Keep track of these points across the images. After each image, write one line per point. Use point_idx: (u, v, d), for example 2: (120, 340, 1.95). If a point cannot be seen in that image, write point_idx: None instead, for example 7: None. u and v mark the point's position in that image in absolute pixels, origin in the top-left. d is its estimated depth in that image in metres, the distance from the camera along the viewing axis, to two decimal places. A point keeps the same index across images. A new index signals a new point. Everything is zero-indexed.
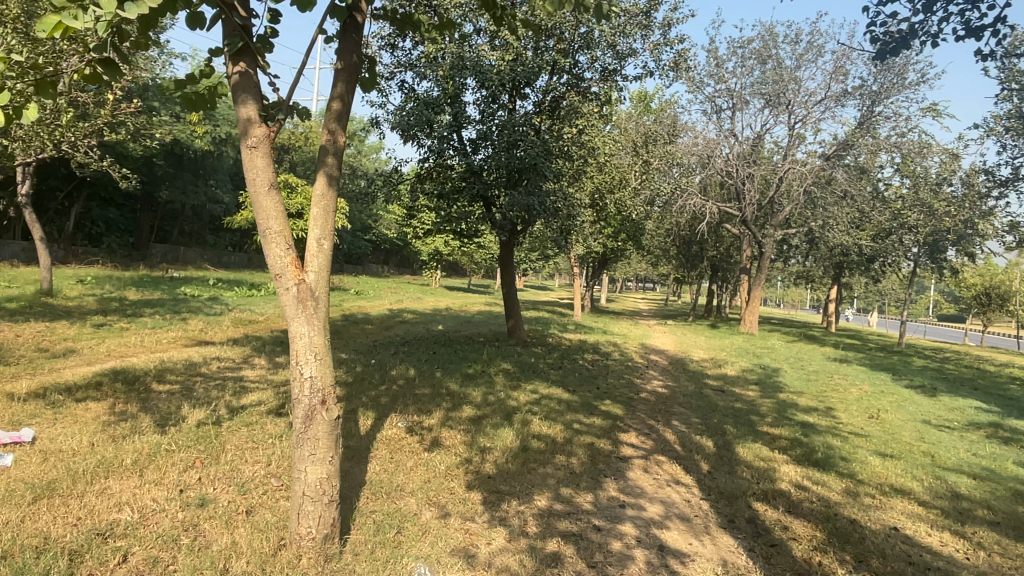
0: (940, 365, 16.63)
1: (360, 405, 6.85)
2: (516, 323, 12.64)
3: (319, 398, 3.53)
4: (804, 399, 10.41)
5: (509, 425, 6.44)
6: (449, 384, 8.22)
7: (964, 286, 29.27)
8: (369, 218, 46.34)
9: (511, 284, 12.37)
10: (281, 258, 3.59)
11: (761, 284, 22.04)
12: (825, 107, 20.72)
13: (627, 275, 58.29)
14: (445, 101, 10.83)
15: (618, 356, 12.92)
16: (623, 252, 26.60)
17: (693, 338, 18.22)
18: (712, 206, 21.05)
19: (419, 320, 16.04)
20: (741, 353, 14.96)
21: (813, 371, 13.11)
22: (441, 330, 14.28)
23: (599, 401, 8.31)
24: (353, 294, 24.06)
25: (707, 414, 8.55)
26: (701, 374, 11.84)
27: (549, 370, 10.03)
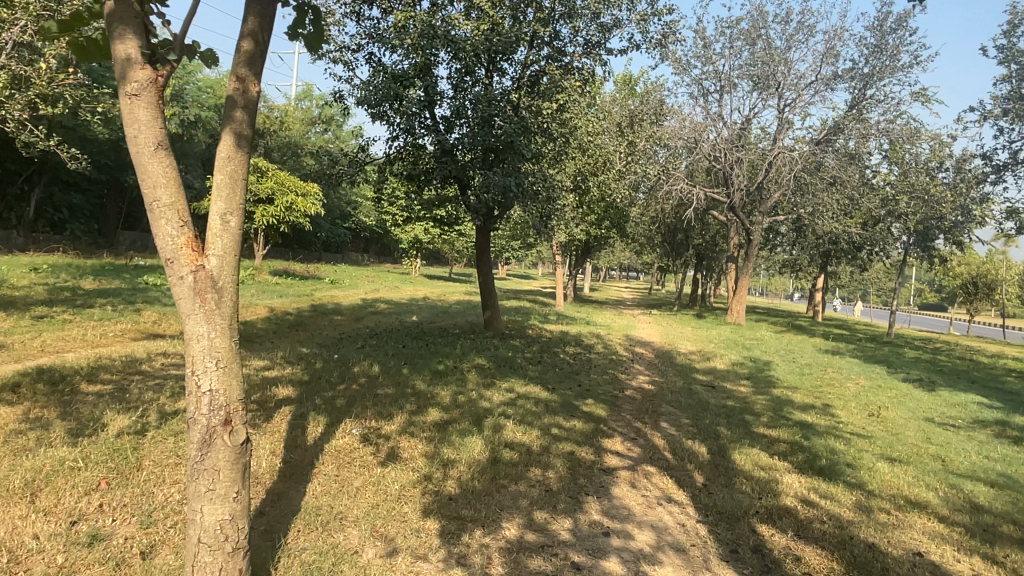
0: (932, 356, 16.12)
1: (311, 410, 6.06)
2: (493, 315, 11.89)
3: (220, 416, 2.76)
4: (799, 395, 9.76)
5: (478, 432, 5.69)
6: (415, 383, 7.44)
7: (951, 276, 28.89)
8: (347, 206, 45.25)
9: (487, 273, 11.58)
10: (172, 238, 2.80)
11: (748, 272, 21.40)
12: (815, 90, 20.08)
13: (611, 264, 57.73)
14: (415, 74, 10.01)
15: (602, 349, 12.20)
16: (607, 240, 25.89)
17: (679, 329, 17.57)
18: (699, 191, 20.37)
19: (393, 311, 15.22)
20: (729, 345, 14.32)
21: (806, 364, 12.48)
22: (414, 322, 13.49)
23: (580, 401, 7.58)
24: (327, 283, 23.14)
25: (697, 414, 7.86)
26: (689, 369, 11.15)
27: (527, 366, 9.27)
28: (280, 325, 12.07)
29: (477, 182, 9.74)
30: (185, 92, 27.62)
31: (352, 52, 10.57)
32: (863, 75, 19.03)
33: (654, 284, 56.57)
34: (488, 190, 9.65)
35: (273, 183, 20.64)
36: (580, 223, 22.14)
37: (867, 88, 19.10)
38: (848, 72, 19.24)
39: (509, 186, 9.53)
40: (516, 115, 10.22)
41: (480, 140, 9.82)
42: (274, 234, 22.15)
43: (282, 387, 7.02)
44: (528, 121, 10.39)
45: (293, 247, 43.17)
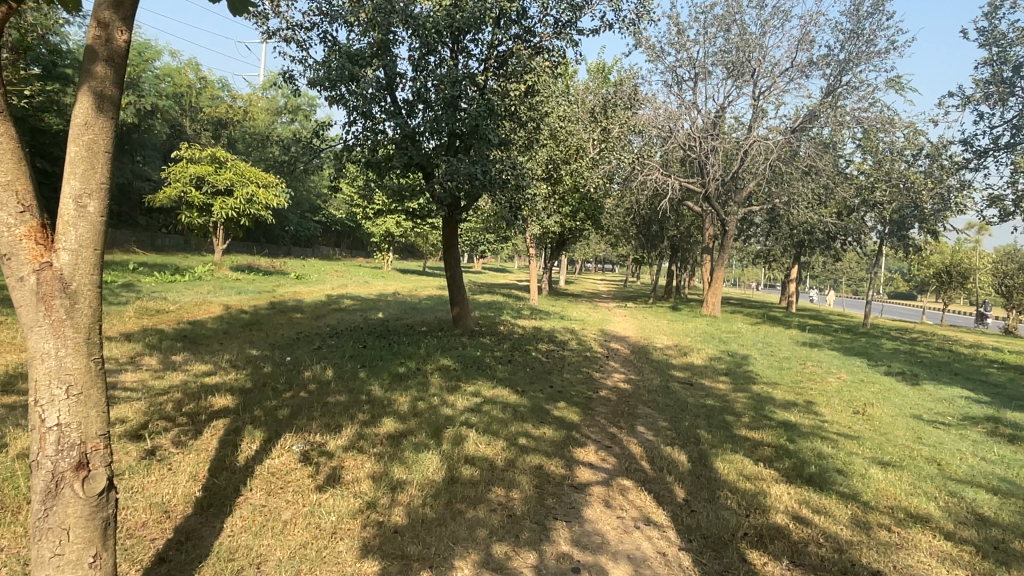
0: (911, 347, 15.86)
1: (248, 424, 5.38)
2: (461, 310, 11.25)
3: (72, 459, 2.21)
4: (781, 392, 9.30)
5: (436, 446, 5.08)
6: (370, 388, 6.80)
7: (924, 265, 28.88)
8: (316, 199, 44.23)
9: (455, 266, 10.92)
10: (8, 229, 2.16)
11: (723, 263, 20.99)
12: (791, 77, 19.68)
13: (586, 256, 57.34)
14: (372, 54, 9.32)
15: (575, 345, 11.63)
16: (581, 231, 25.32)
17: (655, 322, 17.09)
18: (674, 181, 19.89)
19: (357, 307, 14.48)
20: (706, 338, 13.85)
21: (785, 358, 12.05)
22: (378, 318, 12.80)
23: (550, 404, 6.99)
24: (292, 278, 22.26)
25: (676, 415, 7.33)
26: (667, 365, 10.63)
27: (495, 366, 8.66)
28: (233, 324, 11.31)
29: (441, 171, 9.06)
30: (142, 80, 26.42)
31: (305, 31, 9.81)
32: (840, 61, 18.65)
33: (630, 276, 56.28)
34: (453, 178, 8.97)
35: (233, 175, 19.71)
36: (554, 214, 21.52)
37: (844, 74, 18.73)
38: (825, 58, 18.84)
39: (476, 175, 8.87)
40: (482, 98, 9.56)
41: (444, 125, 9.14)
42: (235, 228, 21.22)
43: (220, 397, 6.32)
44: (495, 105, 9.73)
45: (261, 241, 42.00)
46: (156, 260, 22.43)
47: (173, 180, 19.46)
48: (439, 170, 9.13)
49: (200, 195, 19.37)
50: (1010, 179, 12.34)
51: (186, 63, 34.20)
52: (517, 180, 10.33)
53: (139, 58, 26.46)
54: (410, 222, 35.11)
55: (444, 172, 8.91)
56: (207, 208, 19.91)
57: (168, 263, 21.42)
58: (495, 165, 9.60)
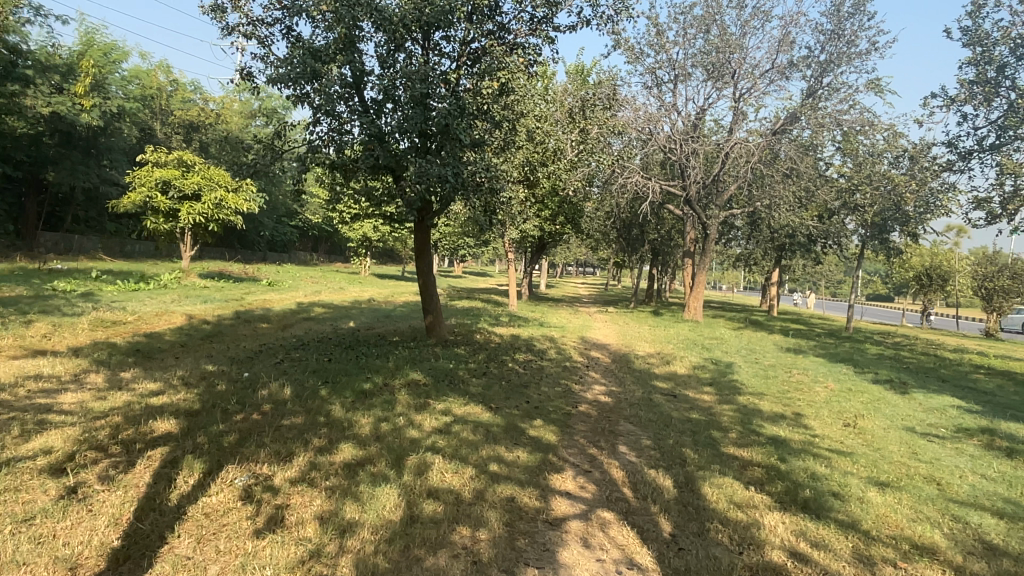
0: (894, 352, 15.63)
1: (189, 455, 4.86)
2: (435, 319, 10.74)
3: None
4: (767, 403, 8.92)
5: (396, 476, 4.59)
6: (331, 408, 6.29)
7: (904, 268, 28.85)
8: (293, 203, 43.44)
9: (428, 272, 10.42)
10: None
11: (705, 267, 20.65)
12: (772, 79, 19.46)
13: (567, 260, 57.04)
14: (337, 50, 8.80)
15: (554, 354, 11.16)
16: (561, 235, 24.91)
17: (637, 328, 16.69)
18: (655, 184, 19.54)
19: (328, 315, 13.92)
20: (690, 345, 13.45)
21: (770, 366, 11.70)
22: (348, 328, 12.24)
23: (526, 423, 6.51)
24: (263, 285, 21.59)
25: (659, 431, 6.89)
26: (649, 375, 10.21)
27: (469, 379, 8.17)
28: (194, 335, 10.70)
29: (410, 174, 8.52)
30: (109, 82, 25.61)
31: (266, 27, 9.28)
32: (821, 62, 18.44)
33: (611, 280, 56.06)
34: (422, 181, 8.41)
35: (201, 179, 19.02)
36: (532, 218, 21.07)
37: (825, 75, 18.53)
38: (806, 59, 18.63)
39: (449, 178, 8.33)
40: (453, 96, 9.07)
41: (412, 124, 8.64)
42: (204, 233, 20.52)
43: (162, 421, 5.76)
44: (467, 104, 9.24)
45: (235, 246, 41.11)
46: (122, 267, 21.64)
47: (138, 184, 18.73)
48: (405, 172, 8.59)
49: (167, 200, 18.65)
50: (996, 181, 12.13)
51: (156, 65, 33.59)
52: (493, 182, 9.83)
53: (107, 58, 25.82)
54: (388, 226, 34.53)
55: (412, 175, 8.34)
56: (174, 214, 19.20)
57: (133, 271, 20.66)
58: (469, 166, 9.11)
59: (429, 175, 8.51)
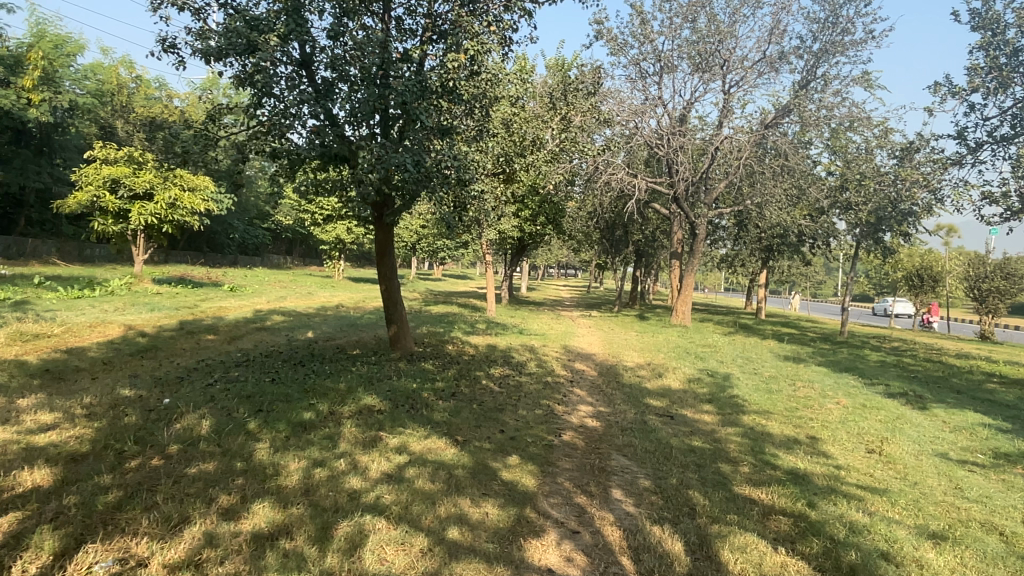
0: (897, 359, 14.64)
1: (43, 527, 3.61)
2: (398, 331, 9.49)
3: None
4: (777, 425, 7.84)
5: (317, 558, 3.37)
6: (257, 448, 5.05)
7: (894, 268, 28.07)
8: (264, 205, 41.95)
9: (391, 276, 9.22)
10: None
11: (694, 269, 19.52)
12: (762, 71, 18.49)
13: (549, 262, 55.99)
14: (278, 17, 7.53)
15: (534, 367, 9.97)
16: (542, 236, 23.75)
17: (623, 335, 15.57)
18: (640, 181, 18.46)
19: (285, 324, 12.61)
20: (681, 354, 12.35)
21: (772, 378, 10.61)
22: (305, 339, 10.99)
23: (498, 462, 5.33)
24: (225, 291, 20.20)
25: (660, 467, 5.76)
26: (641, 391, 9.07)
27: (434, 403, 6.97)
28: (123, 350, 9.37)
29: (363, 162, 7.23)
30: (61, 76, 23.89)
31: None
32: (815, 52, 17.48)
33: (591, 282, 55.15)
34: (377, 171, 7.12)
35: (154, 177, 17.58)
36: (511, 217, 19.86)
37: (819, 65, 17.54)
38: (798, 50, 17.68)
39: (411, 166, 7.06)
40: (415, 72, 7.82)
41: (367, 102, 7.37)
42: (159, 236, 19.05)
43: (30, 468, 4.50)
44: (431, 84, 8.00)
45: (203, 249, 39.47)
46: (71, 272, 20.13)
47: (84, 182, 17.27)
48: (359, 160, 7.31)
49: (115, 199, 17.20)
50: (1012, 173, 11.16)
51: (118, 61, 32.00)
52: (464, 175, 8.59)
53: (59, 51, 23.90)
54: (362, 228, 33.17)
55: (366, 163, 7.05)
56: (125, 214, 17.74)
57: (80, 276, 19.15)
58: (438, 155, 7.86)
59: (388, 163, 7.22)
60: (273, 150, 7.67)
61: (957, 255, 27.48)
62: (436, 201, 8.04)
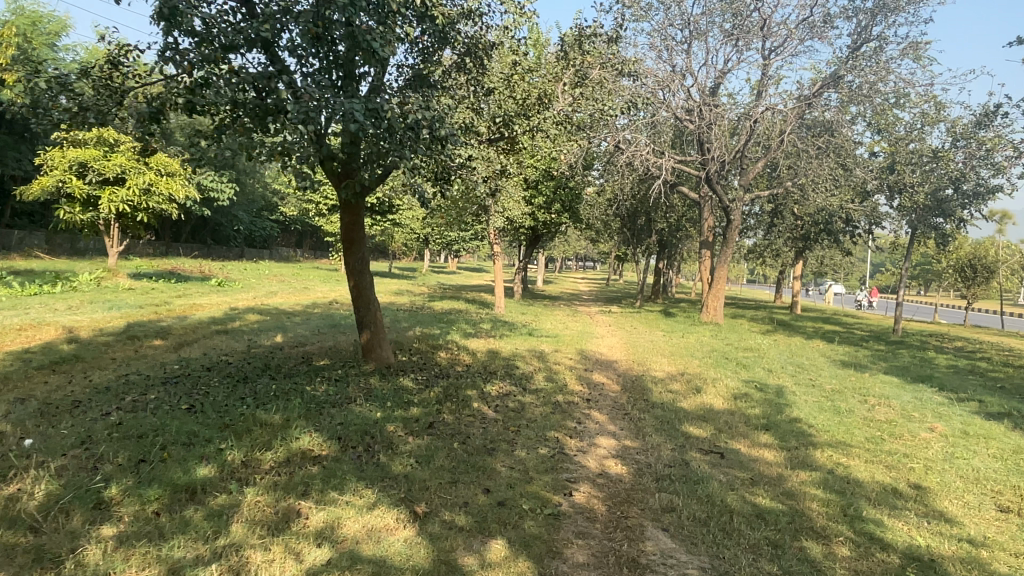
0: (971, 364, 12.51)
1: None
2: (371, 338, 7.54)
3: None
4: (863, 467, 5.86)
5: None
6: (91, 543, 3.20)
7: (943, 259, 25.62)
8: (269, 195, 40.33)
9: (361, 270, 7.31)
10: None
11: (727, 260, 17.38)
12: (803, 37, 16.33)
13: (567, 253, 53.78)
14: None
15: (542, 382, 8.04)
16: (557, 225, 21.70)
17: (649, 336, 13.59)
18: (667, 161, 16.38)
19: (253, 326, 10.75)
20: (720, 361, 10.33)
21: (838, 396, 8.58)
22: (268, 345, 9.14)
23: (470, 557, 3.44)
24: (210, 287, 18.43)
25: (720, 554, 3.82)
26: (678, 415, 7.12)
27: (399, 444, 5.08)
28: (33, 361, 7.59)
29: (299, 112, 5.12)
30: (42, 56, 22.47)
31: None
32: (869, 9, 15.27)
33: (609, 275, 52.90)
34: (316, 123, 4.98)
35: (126, 160, 15.81)
36: (521, 203, 17.90)
37: (872, 25, 15.30)
38: (847, 10, 15.52)
39: (368, 116, 4.93)
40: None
41: (305, 29, 5.29)
42: (135, 226, 17.32)
43: None
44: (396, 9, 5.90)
45: (207, 243, 38.02)
46: (43, 266, 18.51)
47: (49, 166, 15.58)
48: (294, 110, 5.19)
49: (83, 184, 15.48)
50: None
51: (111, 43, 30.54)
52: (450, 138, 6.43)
53: (38, 29, 22.72)
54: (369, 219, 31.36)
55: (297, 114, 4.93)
56: (95, 202, 16.04)
57: (51, 269, 17.51)
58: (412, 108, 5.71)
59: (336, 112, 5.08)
60: (188, 105, 5.64)
61: (1014, 245, 24.95)
62: (410, 174, 5.88)
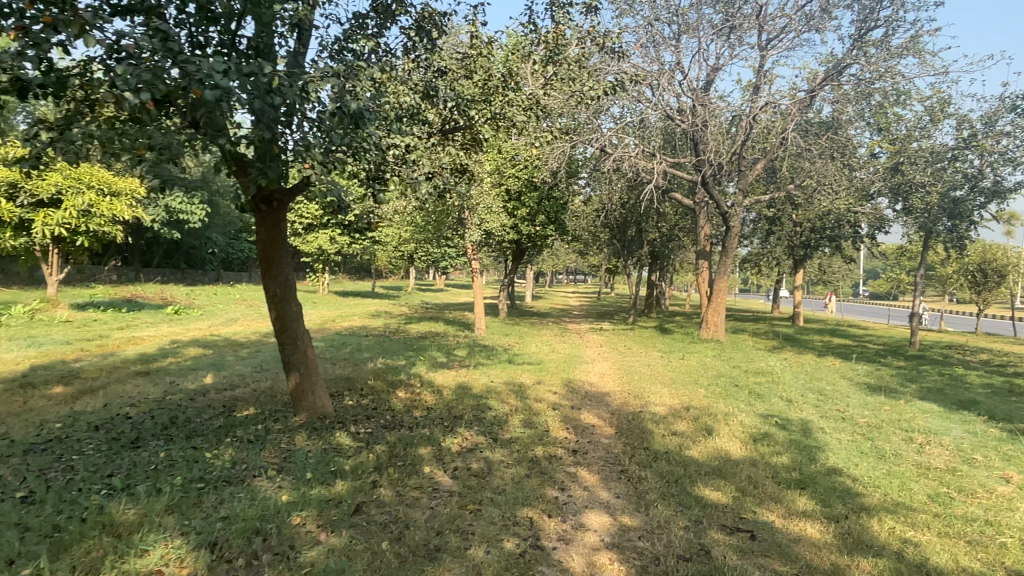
0: (1008, 382, 11.05)
1: None
2: (302, 380, 5.98)
3: None
4: (943, 548, 4.36)
5: None
6: None
7: (952, 265, 24.22)
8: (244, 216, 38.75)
9: (286, 299, 5.76)
10: None
11: (727, 271, 15.94)
12: (801, 28, 15.07)
13: (556, 268, 52.30)
14: None
15: (517, 428, 6.50)
16: (542, 239, 20.25)
17: (645, 359, 12.10)
18: (659, 164, 15.02)
19: (183, 365, 9.17)
20: (731, 391, 8.82)
21: (877, 434, 7.08)
22: (191, 390, 7.58)
23: None
24: (165, 315, 16.82)
25: None
26: (688, 470, 5.61)
27: (300, 550, 3.55)
28: None
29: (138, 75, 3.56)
30: None
31: None
32: None
33: (600, 291, 51.42)
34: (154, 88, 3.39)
35: (62, 178, 14.22)
36: (501, 214, 16.48)
37: (878, 11, 14.04)
38: None
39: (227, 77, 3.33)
40: None
41: None
42: (78, 251, 15.70)
43: None
44: None
45: (180, 266, 36.34)
46: None
47: None
48: (130, 72, 3.61)
49: (14, 207, 13.86)
50: None
51: None
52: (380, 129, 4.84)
53: None
54: (347, 237, 29.82)
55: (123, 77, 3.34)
56: (29, 225, 14.45)
57: None
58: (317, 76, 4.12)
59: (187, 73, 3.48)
60: (12, 80, 4.13)
61: None
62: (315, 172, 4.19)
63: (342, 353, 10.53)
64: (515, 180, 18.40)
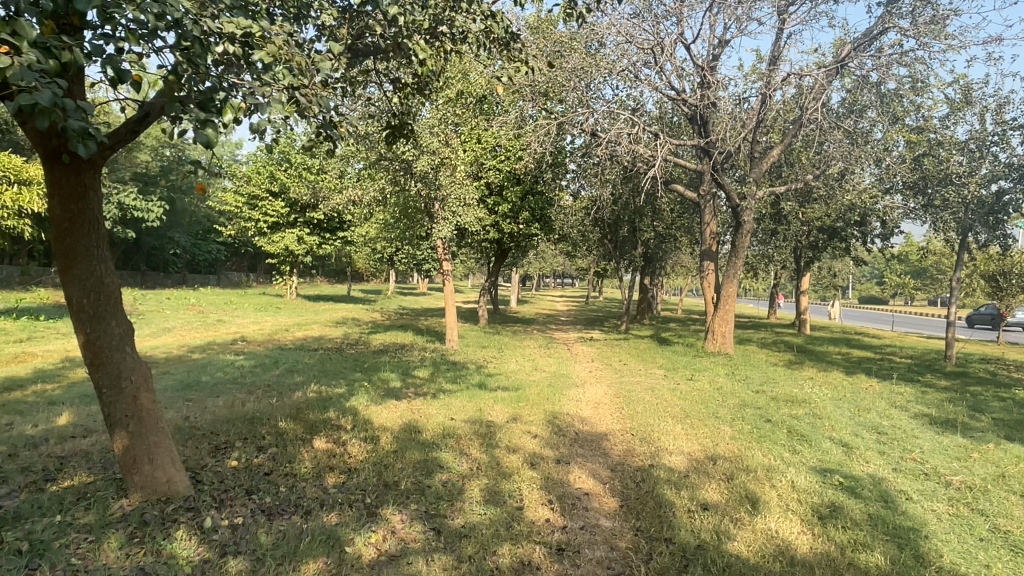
0: None
1: None
2: (133, 443, 3.83)
3: None
4: None
5: None
6: None
7: (971, 268, 22.31)
8: (210, 217, 36.42)
9: (93, 315, 3.59)
10: None
11: (737, 274, 13.84)
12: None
13: (542, 271, 50.23)
14: None
15: (475, 507, 4.34)
16: (527, 239, 18.16)
17: (646, 379, 10.02)
18: (662, 151, 12.99)
19: (42, 397, 6.94)
20: (765, 433, 6.70)
21: (986, 502, 5.01)
22: (20, 440, 5.36)
23: None
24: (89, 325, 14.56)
25: None
26: None
27: None
28: None
29: None
30: None
31: None
32: None
33: (588, 294, 49.42)
34: None
35: None
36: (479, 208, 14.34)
37: None
38: None
39: None
40: None
41: None
42: None
43: None
44: None
45: (139, 269, 33.96)
46: None
47: None
48: None
49: None
50: None
51: None
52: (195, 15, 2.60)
53: None
54: (316, 237, 27.56)
55: None
56: None
57: None
58: None
59: None
60: None
61: None
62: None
63: (267, 377, 8.36)
64: (496, 173, 16.45)
